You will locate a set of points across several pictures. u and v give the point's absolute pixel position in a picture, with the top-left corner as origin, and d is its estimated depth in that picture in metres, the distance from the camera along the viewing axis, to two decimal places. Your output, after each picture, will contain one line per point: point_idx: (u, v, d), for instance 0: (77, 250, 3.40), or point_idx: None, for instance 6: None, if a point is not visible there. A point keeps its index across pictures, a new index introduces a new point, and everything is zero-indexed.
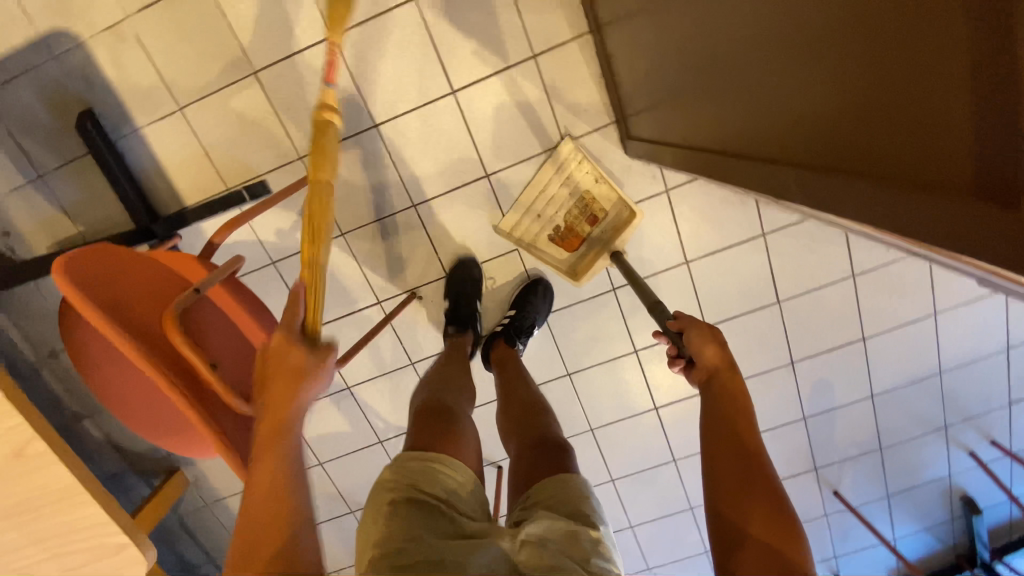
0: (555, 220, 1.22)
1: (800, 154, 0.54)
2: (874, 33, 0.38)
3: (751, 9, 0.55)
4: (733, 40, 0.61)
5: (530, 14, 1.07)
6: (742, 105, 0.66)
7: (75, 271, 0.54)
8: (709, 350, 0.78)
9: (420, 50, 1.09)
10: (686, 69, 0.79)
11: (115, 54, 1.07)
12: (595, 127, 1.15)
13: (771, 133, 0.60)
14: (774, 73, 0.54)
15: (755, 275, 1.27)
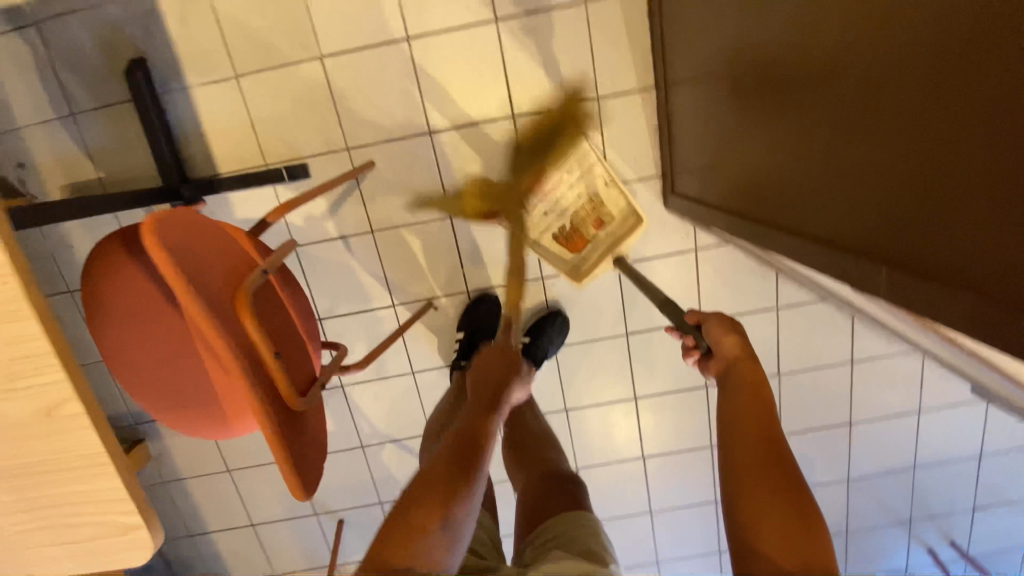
0: (567, 218, 1.14)
1: (868, 241, 0.55)
2: (977, 155, 0.40)
3: (837, 95, 0.56)
4: (805, 118, 0.62)
5: (602, 57, 1.09)
6: (800, 180, 0.67)
7: (165, 238, 0.49)
8: (728, 341, 0.74)
9: (490, 70, 1.10)
10: (746, 140, 0.81)
11: (182, 10, 1.05)
12: (641, 176, 1.18)
13: (833, 214, 0.61)
14: (853, 159, 0.55)
15: (762, 345, 1.31)
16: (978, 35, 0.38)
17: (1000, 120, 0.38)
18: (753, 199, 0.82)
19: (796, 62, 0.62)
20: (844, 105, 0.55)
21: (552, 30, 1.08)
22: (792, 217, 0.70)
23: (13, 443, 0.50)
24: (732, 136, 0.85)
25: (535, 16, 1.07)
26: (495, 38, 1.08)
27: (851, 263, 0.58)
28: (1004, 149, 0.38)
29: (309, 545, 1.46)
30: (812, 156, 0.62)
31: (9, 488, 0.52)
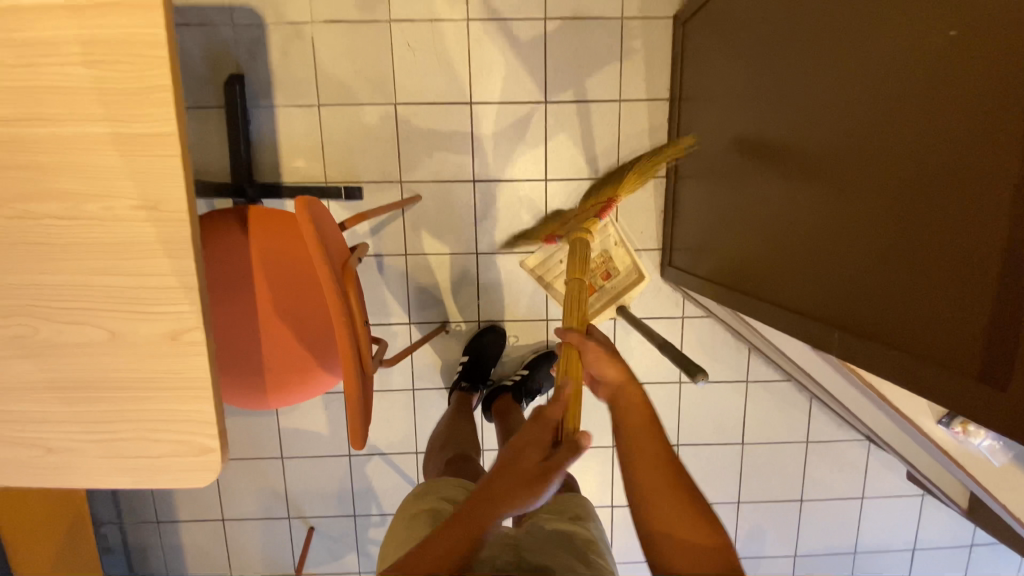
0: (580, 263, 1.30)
1: (817, 311, 0.72)
2: (898, 249, 0.57)
3: (803, 199, 0.74)
4: (780, 215, 0.81)
5: (627, 145, 1.31)
6: (772, 261, 0.85)
7: (313, 212, 0.65)
8: (608, 367, 0.86)
9: (533, 138, 1.30)
10: (737, 228, 0.99)
11: (286, 44, 1.24)
12: (644, 247, 1.38)
13: (795, 290, 0.78)
14: (812, 247, 0.73)
15: (730, 413, 1.45)
16: (910, 177, 0.56)
17: (922, 234, 0.54)
18: (738, 275, 0.99)
19: (783, 172, 0.80)
20: (814, 208, 0.72)
21: (589, 117, 1.30)
22: (767, 290, 0.87)
23: (132, 358, 0.60)
24: (726, 223, 1.04)
25: (578, 103, 1.29)
26: (542, 115, 1.29)
27: (803, 327, 0.75)
28: (925, 246, 0.54)
29: (273, 550, 1.46)
30: (789, 244, 0.79)
31: (113, 397, 0.61)
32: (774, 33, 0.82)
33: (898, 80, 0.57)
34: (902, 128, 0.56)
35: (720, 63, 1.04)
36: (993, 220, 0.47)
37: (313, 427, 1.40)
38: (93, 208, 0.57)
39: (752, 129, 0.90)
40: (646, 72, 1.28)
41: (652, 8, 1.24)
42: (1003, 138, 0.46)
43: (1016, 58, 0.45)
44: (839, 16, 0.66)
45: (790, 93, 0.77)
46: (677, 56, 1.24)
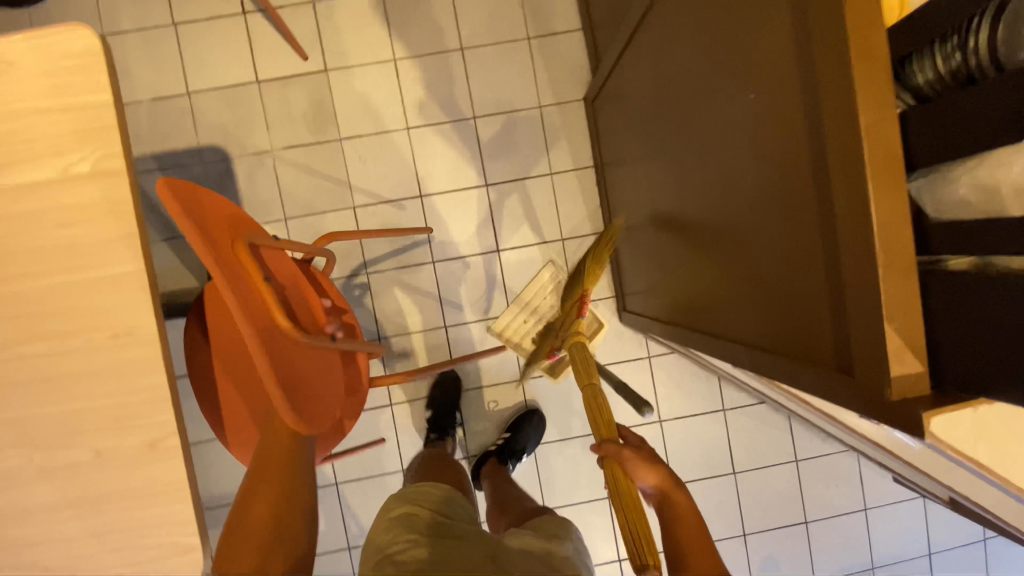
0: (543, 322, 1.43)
1: (732, 332, 0.81)
2: (765, 266, 0.67)
3: (700, 235, 0.86)
4: (690, 249, 0.92)
5: (564, 210, 1.45)
6: (695, 293, 0.94)
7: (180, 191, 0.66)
8: (650, 472, 0.93)
9: (480, 217, 1.44)
10: (666, 264, 1.10)
11: (251, 172, 1.40)
12: (599, 297, 1.47)
13: (716, 316, 0.87)
14: (715, 273, 0.83)
15: (715, 444, 1.48)
16: (757, 205, 0.67)
17: (775, 252, 0.64)
18: (676, 306, 1.08)
19: (682, 212, 0.92)
20: (709, 238, 0.82)
21: (527, 191, 1.45)
22: (697, 316, 0.95)
23: (116, 472, 0.67)
24: (659, 265, 1.15)
25: (515, 181, 1.44)
26: (485, 197, 1.44)
27: (727, 349, 0.82)
28: (780, 261, 0.64)
29: None
30: (700, 273, 0.89)
31: (100, 512, 0.67)
32: (649, 104, 0.97)
33: (731, 131, 0.70)
34: (740, 167, 0.69)
35: (624, 131, 1.19)
36: (810, 235, 0.57)
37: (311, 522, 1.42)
38: (74, 344, 0.65)
39: (656, 179, 1.03)
40: (569, 147, 1.44)
41: (564, 93, 1.43)
42: (798, 171, 0.57)
43: (786, 110, 0.58)
44: (684, 85, 0.80)
45: (670, 148, 0.91)
46: (593, 128, 1.41)
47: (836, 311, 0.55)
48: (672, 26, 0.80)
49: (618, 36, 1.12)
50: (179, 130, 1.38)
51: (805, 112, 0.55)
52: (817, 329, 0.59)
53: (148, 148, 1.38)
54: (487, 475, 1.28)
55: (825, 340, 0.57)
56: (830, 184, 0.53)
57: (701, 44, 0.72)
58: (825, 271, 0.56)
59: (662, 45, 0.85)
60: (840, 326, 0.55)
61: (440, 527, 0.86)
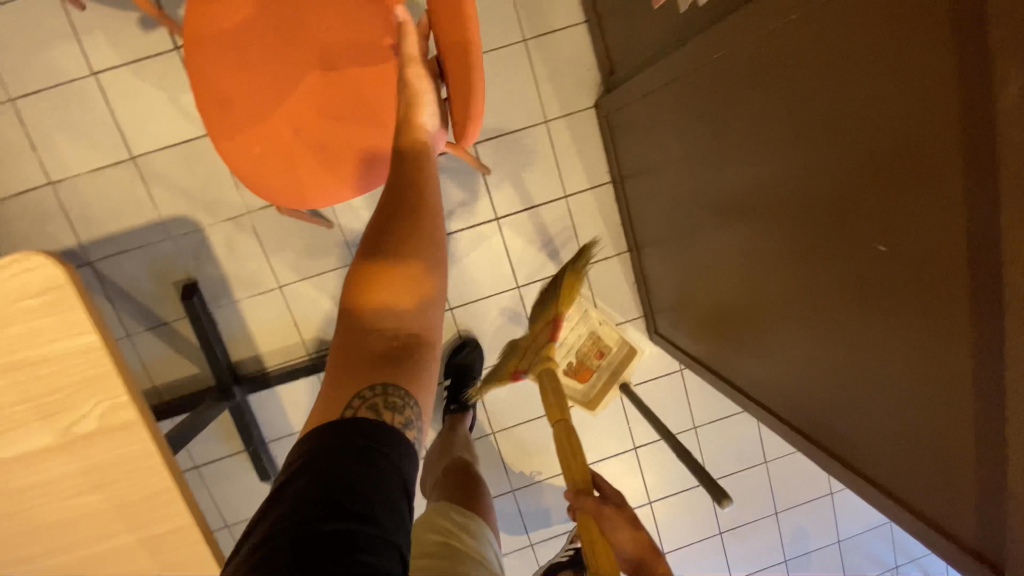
0: (573, 354, 1.38)
1: (819, 436, 0.84)
2: (885, 415, 0.68)
3: (784, 336, 0.85)
4: (762, 333, 0.91)
5: (583, 233, 1.34)
6: (764, 370, 0.95)
7: None
8: (629, 534, 0.82)
9: (494, 254, 1.32)
10: (712, 321, 1.10)
11: (229, 240, 1.22)
12: (627, 318, 1.42)
13: (793, 404, 0.89)
14: (802, 375, 0.83)
15: (747, 440, 1.52)
16: (880, 358, 0.66)
17: (900, 414, 0.65)
18: (717, 354, 1.12)
19: (749, 285, 0.91)
20: (789, 332, 0.83)
21: (541, 219, 1.31)
22: (754, 377, 0.99)
23: None
24: (700, 313, 1.15)
25: (527, 209, 1.30)
26: (497, 231, 1.31)
27: (808, 447, 0.86)
28: (905, 424, 0.65)
29: None
30: (765, 345, 0.91)
31: None
32: (717, 169, 0.89)
33: (845, 263, 0.67)
34: (863, 312, 0.66)
35: (659, 173, 1.11)
36: (948, 419, 0.59)
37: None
38: None
39: (711, 237, 0.99)
40: (582, 163, 1.30)
41: (571, 103, 1.26)
42: (950, 362, 0.56)
43: (944, 306, 0.55)
44: (781, 183, 0.73)
45: (745, 227, 0.86)
46: (609, 144, 1.27)
47: (987, 510, 0.57)
48: (774, 120, 0.71)
49: (656, 69, 0.97)
50: (132, 204, 1.18)
51: (973, 324, 0.52)
52: (946, 497, 0.62)
53: (101, 228, 1.18)
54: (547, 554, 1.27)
55: (966, 523, 0.60)
56: (1001, 409, 0.51)
57: (823, 152, 0.64)
58: (976, 471, 0.57)
59: (753, 126, 0.76)
60: (988, 523, 0.57)
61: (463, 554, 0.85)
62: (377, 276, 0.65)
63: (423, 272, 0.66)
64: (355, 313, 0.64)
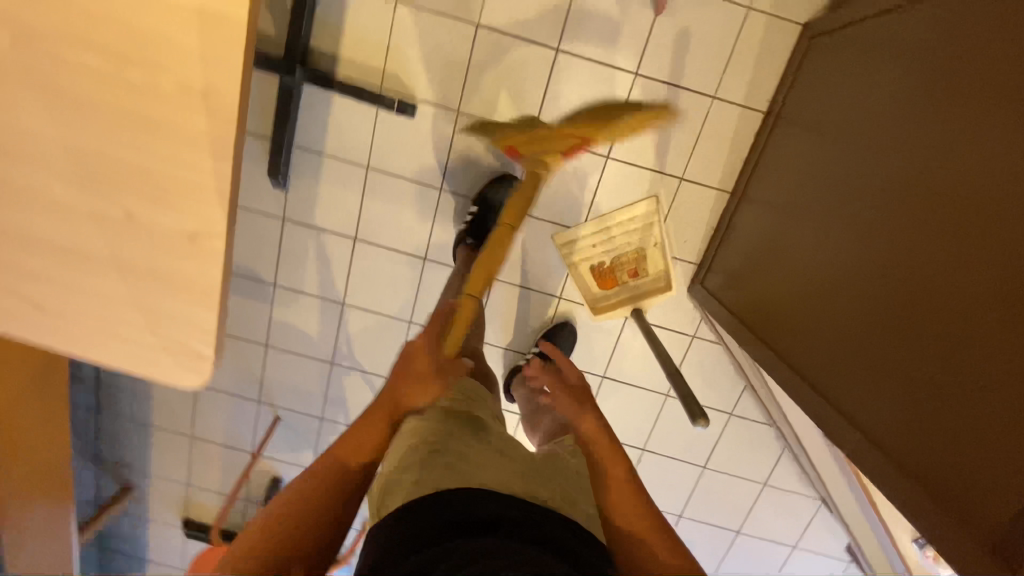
0: (611, 256, 1.29)
1: (848, 409, 0.82)
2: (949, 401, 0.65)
3: (865, 298, 0.81)
4: (838, 294, 0.86)
5: (703, 147, 1.21)
6: (812, 332, 0.91)
7: None
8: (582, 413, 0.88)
9: (607, 107, 1.19)
10: (777, 274, 1.05)
11: None
12: (682, 258, 1.29)
13: (829, 373, 0.86)
14: (860, 343, 0.80)
15: (703, 437, 1.46)
16: (972, 339, 0.63)
17: (966, 401, 0.63)
18: (754, 309, 1.10)
19: (846, 249, 0.87)
20: (863, 300, 0.81)
21: (675, 105, 1.18)
22: (788, 341, 0.98)
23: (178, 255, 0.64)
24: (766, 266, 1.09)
25: (669, 86, 1.17)
26: (628, 87, 1.17)
27: (832, 416, 0.85)
28: (968, 414, 0.63)
29: (240, 422, 1.53)
30: (824, 309, 0.89)
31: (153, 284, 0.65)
32: (899, 121, 0.82)
33: (983, 236, 0.64)
34: (983, 288, 0.62)
35: (825, 114, 1.02)
36: (1000, 415, 0.58)
37: (322, 328, 1.41)
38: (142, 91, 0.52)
39: (835, 193, 0.94)
40: (750, 76, 1.16)
41: (782, 10, 1.12)
42: None
43: None
44: (979, 135, 0.67)
45: (886, 191, 0.81)
46: (796, 71, 1.13)
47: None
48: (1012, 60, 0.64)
49: None
50: None
51: None
52: (954, 486, 0.65)
53: None
54: (518, 386, 1.32)
55: (996, 524, 0.60)
56: None
57: None
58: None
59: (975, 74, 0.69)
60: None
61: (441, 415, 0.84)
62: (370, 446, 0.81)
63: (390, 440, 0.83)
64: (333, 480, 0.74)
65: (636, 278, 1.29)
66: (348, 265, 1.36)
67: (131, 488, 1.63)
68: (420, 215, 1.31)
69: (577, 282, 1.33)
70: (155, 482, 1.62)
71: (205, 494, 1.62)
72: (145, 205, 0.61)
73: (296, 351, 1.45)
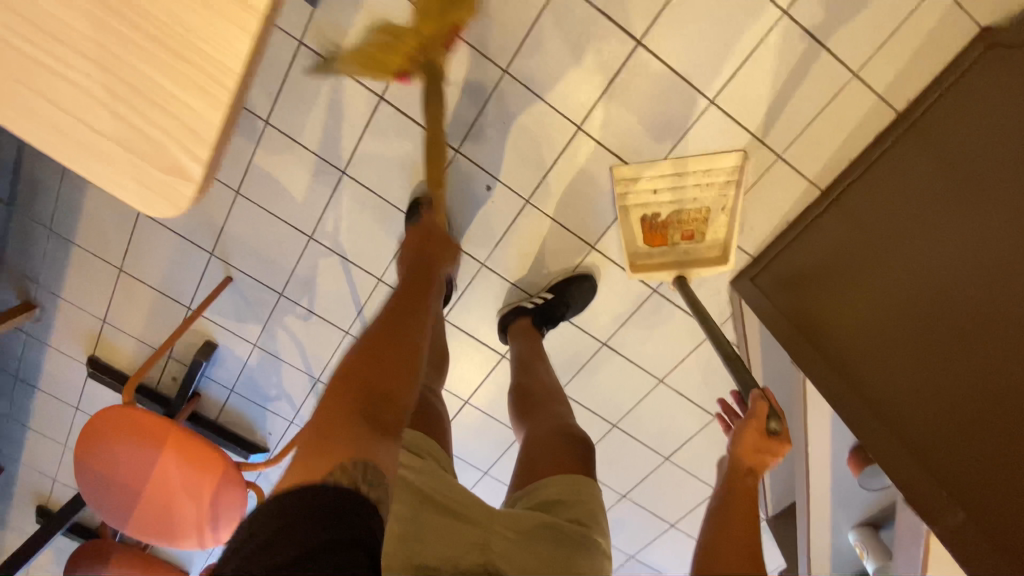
0: (669, 210, 1.13)
1: (955, 480, 0.80)
2: None
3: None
4: (987, 364, 0.82)
5: (815, 129, 1.03)
6: (925, 386, 0.86)
7: None
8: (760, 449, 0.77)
9: (736, 43, 0.97)
10: (877, 300, 0.96)
11: None
12: (741, 246, 1.14)
13: (938, 436, 0.83)
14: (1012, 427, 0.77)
15: (677, 432, 1.39)
16: None
17: None
18: (811, 312, 1.02)
19: (980, 310, 0.85)
20: (999, 359, 0.81)
21: (808, 69, 0.98)
22: (853, 358, 0.95)
23: None
24: (858, 284, 0.99)
25: (813, 42, 0.96)
26: (768, 26, 0.95)
27: (920, 476, 0.82)
28: None
29: (183, 271, 1.29)
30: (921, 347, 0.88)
31: None
32: None
33: None
34: None
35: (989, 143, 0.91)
36: None
37: (309, 194, 1.16)
38: None
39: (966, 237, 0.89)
40: (904, 65, 0.97)
41: None
42: None
43: None
44: None
45: None
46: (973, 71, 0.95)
47: None
48: None
49: None
50: None
51: None
52: None
53: None
54: (514, 334, 1.17)
55: None
56: None
57: None
58: None
59: None
60: None
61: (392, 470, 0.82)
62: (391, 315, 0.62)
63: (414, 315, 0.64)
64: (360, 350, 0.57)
65: (688, 241, 1.14)
66: (363, 130, 1.09)
67: (33, 304, 1.38)
68: (469, 98, 1.06)
69: (622, 232, 1.15)
70: (64, 305, 1.38)
71: (122, 337, 1.40)
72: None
73: (271, 210, 1.20)
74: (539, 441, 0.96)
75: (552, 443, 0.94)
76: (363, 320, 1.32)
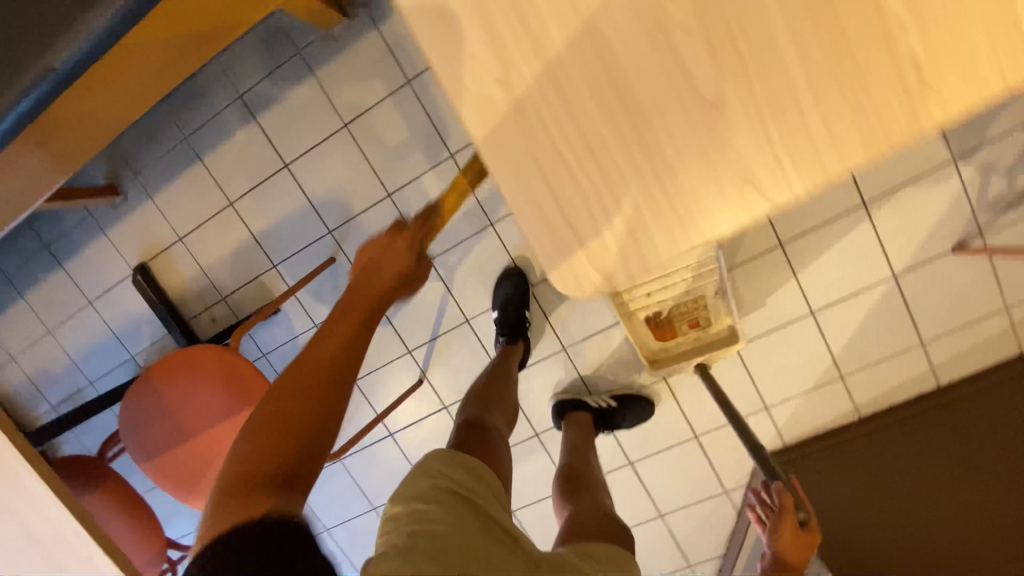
0: (667, 310, 1.08)
1: None
2: None
3: None
4: None
5: (877, 370, 1.24)
6: None
7: None
8: (799, 539, 0.93)
9: (850, 283, 1.18)
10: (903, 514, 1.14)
11: None
12: (778, 430, 1.32)
13: None
14: None
15: (651, 565, 1.48)
16: None
17: None
18: (860, 523, 1.16)
19: (980, 558, 1.05)
20: None
21: (891, 325, 1.20)
22: (870, 553, 1.13)
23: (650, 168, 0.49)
24: (892, 493, 1.16)
25: (904, 309, 1.19)
26: (878, 283, 1.17)
27: None
28: None
29: (291, 234, 1.30)
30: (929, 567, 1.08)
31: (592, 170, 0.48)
32: None
33: None
34: None
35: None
36: None
37: (453, 227, 1.24)
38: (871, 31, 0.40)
39: (1006, 493, 1.07)
40: (960, 355, 1.20)
41: None
42: None
43: None
44: None
45: None
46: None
47: None
48: None
49: None
50: None
51: None
52: None
53: None
54: (572, 424, 1.23)
55: None
56: None
57: None
58: None
59: None
60: None
61: (445, 490, 0.76)
62: (325, 342, 0.63)
63: (352, 340, 0.64)
64: (291, 376, 0.60)
65: (696, 328, 1.12)
66: None
67: (116, 193, 1.33)
68: None
69: (642, 330, 1.13)
70: (149, 207, 1.33)
71: (188, 259, 1.36)
72: (743, 124, 0.44)
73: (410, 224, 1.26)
74: (582, 519, 0.91)
75: (599, 522, 0.90)
76: (431, 349, 1.36)
